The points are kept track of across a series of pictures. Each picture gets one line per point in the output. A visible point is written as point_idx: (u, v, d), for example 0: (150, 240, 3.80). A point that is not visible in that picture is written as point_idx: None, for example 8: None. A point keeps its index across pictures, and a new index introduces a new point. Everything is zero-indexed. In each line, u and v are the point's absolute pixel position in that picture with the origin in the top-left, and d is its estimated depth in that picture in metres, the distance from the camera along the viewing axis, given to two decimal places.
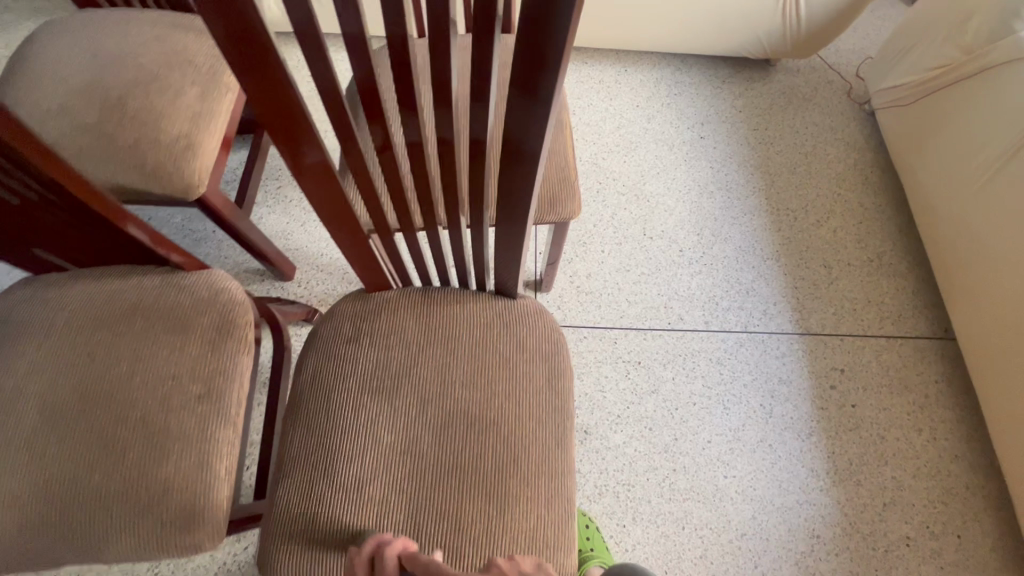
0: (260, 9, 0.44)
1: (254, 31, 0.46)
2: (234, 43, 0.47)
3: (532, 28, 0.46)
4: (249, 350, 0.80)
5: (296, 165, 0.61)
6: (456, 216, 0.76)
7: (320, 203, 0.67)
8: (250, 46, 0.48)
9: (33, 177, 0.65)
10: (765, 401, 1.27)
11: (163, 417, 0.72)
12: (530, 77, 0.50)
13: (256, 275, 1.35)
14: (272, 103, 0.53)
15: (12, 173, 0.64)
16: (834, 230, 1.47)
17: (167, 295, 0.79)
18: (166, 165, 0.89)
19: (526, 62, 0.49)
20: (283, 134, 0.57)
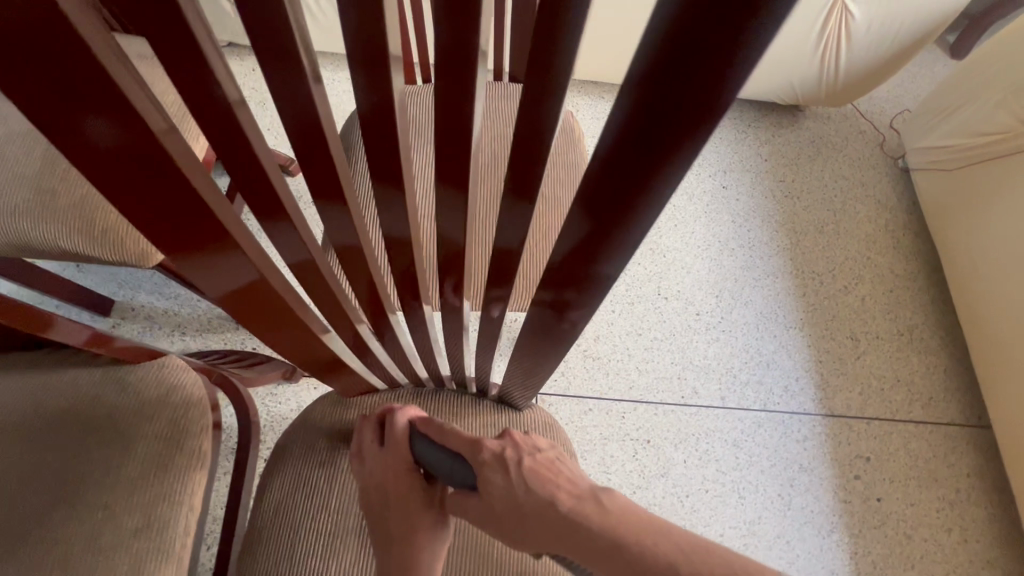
0: (149, 120, 0.28)
1: (145, 150, 0.29)
2: (136, 187, 0.32)
3: (619, 154, 0.30)
4: (205, 466, 0.67)
5: (238, 304, 0.47)
6: (459, 321, 0.64)
7: (273, 332, 0.53)
8: (139, 166, 0.31)
9: None
10: (783, 491, 1.16)
11: (90, 559, 0.59)
12: (600, 211, 0.34)
13: (230, 322, 1.22)
14: (197, 251, 0.38)
15: None
16: (862, 298, 1.36)
17: (105, 398, 0.66)
18: (118, 228, 0.76)
19: (596, 196, 0.33)
20: (218, 278, 0.42)
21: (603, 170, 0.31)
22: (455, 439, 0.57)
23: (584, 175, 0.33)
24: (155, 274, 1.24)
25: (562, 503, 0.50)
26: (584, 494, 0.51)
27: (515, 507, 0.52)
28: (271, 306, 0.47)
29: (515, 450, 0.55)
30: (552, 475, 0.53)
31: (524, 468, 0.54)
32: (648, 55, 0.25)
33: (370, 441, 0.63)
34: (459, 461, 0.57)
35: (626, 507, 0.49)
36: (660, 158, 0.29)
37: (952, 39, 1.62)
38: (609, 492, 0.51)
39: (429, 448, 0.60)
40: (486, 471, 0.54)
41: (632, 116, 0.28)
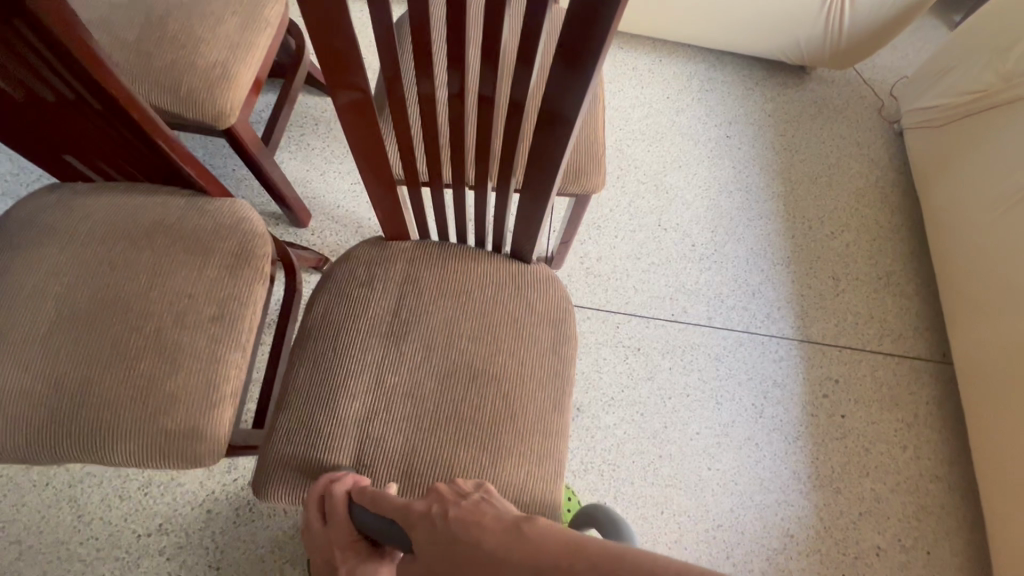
0: None
1: None
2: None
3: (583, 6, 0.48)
4: (264, 281, 0.81)
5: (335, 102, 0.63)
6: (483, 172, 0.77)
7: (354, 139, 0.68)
8: None
9: (80, 79, 0.66)
10: (756, 402, 1.29)
11: (177, 332, 0.73)
12: (571, 54, 0.53)
13: (271, 219, 1.36)
14: (319, 28, 0.54)
15: (62, 72, 0.65)
16: (846, 243, 1.47)
17: (190, 217, 0.80)
18: (199, 92, 0.90)
19: (569, 42, 0.52)
20: (329, 64, 0.58)
21: (574, 18, 0.50)
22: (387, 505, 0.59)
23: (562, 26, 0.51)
24: (217, 143, 1.42)
25: (487, 543, 0.47)
26: (508, 527, 0.48)
27: (448, 562, 0.49)
28: (354, 102, 0.62)
29: (441, 503, 0.54)
30: (477, 515, 0.50)
31: (449, 516, 0.51)
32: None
33: (313, 519, 0.66)
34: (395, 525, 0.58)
35: (551, 533, 0.46)
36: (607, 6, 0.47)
37: (958, 17, 1.72)
38: (532, 520, 0.47)
39: (362, 517, 0.62)
40: (417, 529, 0.54)
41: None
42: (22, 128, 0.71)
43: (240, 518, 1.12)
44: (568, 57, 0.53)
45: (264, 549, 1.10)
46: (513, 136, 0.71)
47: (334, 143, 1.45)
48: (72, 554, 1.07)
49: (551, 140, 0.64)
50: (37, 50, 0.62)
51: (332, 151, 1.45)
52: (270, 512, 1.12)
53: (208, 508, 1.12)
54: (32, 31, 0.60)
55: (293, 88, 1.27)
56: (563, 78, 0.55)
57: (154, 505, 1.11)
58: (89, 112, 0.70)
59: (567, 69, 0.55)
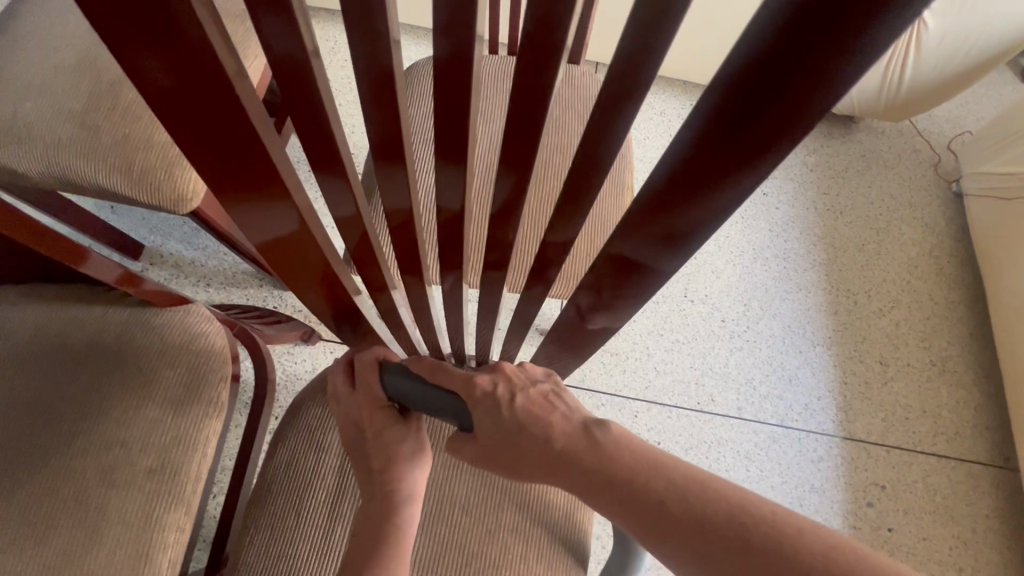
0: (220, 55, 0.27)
1: (217, 91, 0.29)
2: (203, 132, 0.32)
3: (673, 181, 0.32)
4: (220, 417, 0.67)
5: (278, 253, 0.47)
6: (489, 300, 0.62)
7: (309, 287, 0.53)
8: (212, 108, 0.30)
9: None
10: (791, 509, 1.14)
11: (103, 494, 0.60)
12: (642, 228, 0.37)
13: (253, 280, 1.22)
14: (249, 194, 0.38)
15: None
16: (897, 321, 1.31)
17: (131, 339, 0.66)
18: (156, 172, 0.76)
19: (642, 215, 0.36)
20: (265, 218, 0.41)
21: (654, 192, 0.34)
22: (446, 375, 0.53)
23: (634, 196, 0.35)
24: None
25: (558, 442, 0.47)
26: (579, 431, 0.47)
27: (514, 443, 0.49)
28: (309, 261, 0.47)
29: (509, 387, 0.52)
30: (549, 411, 0.49)
31: (518, 403, 0.50)
32: (718, 94, 0.27)
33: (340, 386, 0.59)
34: (450, 397, 0.52)
35: (623, 444, 0.45)
36: (711, 186, 0.31)
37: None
38: (606, 427, 0.47)
39: (405, 383, 0.55)
40: (479, 407, 0.51)
41: (695, 151, 0.30)
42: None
43: None
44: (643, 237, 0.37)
45: None
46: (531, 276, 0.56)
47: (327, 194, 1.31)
48: None
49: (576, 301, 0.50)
50: None
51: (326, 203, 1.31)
52: None
53: None
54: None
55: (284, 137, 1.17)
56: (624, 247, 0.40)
57: None
58: None
59: (636, 242, 0.38)
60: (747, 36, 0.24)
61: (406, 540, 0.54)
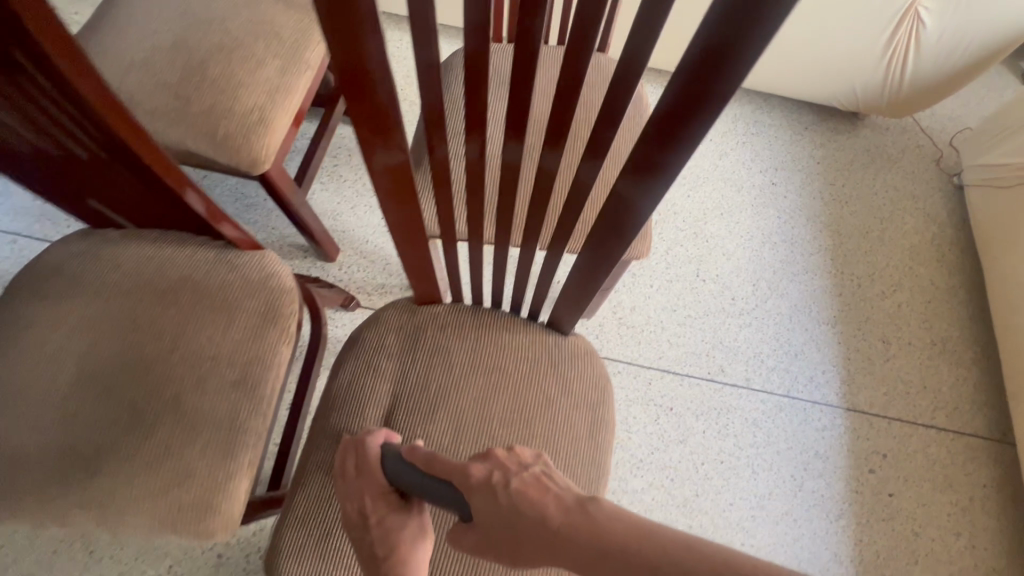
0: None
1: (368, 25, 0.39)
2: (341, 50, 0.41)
3: (682, 92, 0.41)
4: (289, 343, 0.77)
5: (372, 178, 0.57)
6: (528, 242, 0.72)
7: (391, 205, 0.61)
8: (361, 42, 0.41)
9: (104, 138, 0.61)
10: (796, 473, 1.21)
11: (199, 399, 0.70)
12: (660, 142, 0.46)
13: (299, 253, 1.34)
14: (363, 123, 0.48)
15: (84, 130, 0.60)
16: (899, 304, 1.38)
17: (217, 273, 0.77)
18: (236, 138, 0.88)
19: (659, 127, 0.45)
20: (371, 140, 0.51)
21: (668, 106, 0.43)
22: (444, 466, 0.57)
23: (653, 110, 0.44)
24: (247, 183, 1.39)
25: (554, 521, 0.53)
26: (573, 508, 0.53)
27: (509, 527, 0.54)
28: (397, 178, 0.56)
29: (503, 471, 0.56)
30: (543, 492, 0.55)
31: (512, 487, 0.55)
32: (716, 17, 0.36)
33: (347, 470, 0.64)
34: (447, 488, 0.57)
35: (613, 516, 0.52)
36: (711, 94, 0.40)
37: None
38: (598, 502, 0.53)
39: (405, 471, 0.60)
40: (474, 494, 0.55)
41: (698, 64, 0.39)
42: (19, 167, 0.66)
43: (250, 566, 1.08)
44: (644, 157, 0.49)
45: None
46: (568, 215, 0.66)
47: (366, 177, 1.42)
48: None
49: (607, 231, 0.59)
50: (63, 107, 0.57)
51: (365, 185, 1.42)
52: None
53: (219, 553, 1.09)
54: (39, 72, 0.54)
55: (333, 121, 1.29)
56: (645, 162, 0.49)
57: (164, 547, 1.08)
58: (114, 166, 0.65)
59: (644, 165, 0.49)
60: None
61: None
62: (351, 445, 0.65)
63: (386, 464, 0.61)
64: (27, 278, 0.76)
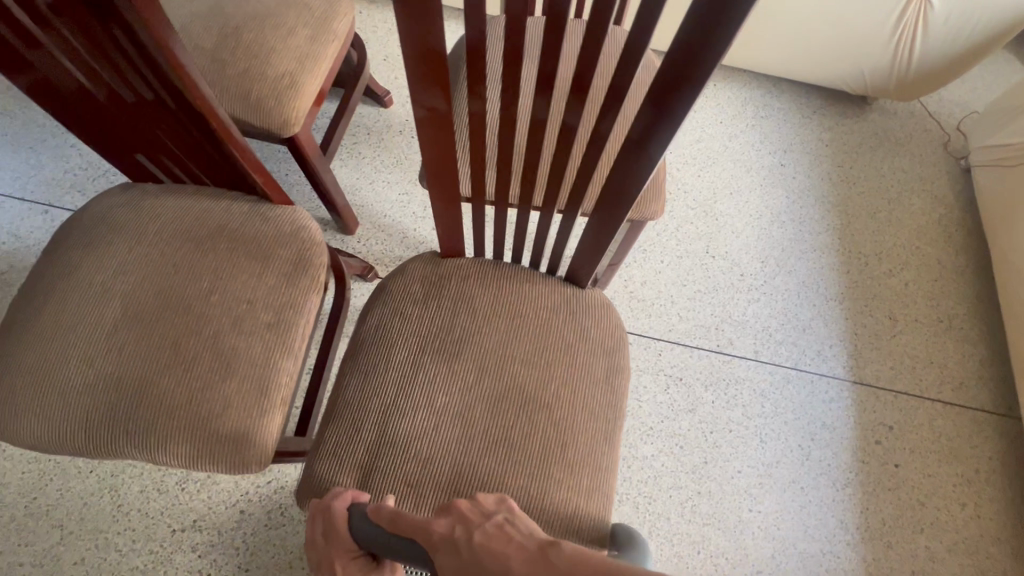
0: None
1: None
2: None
3: (685, 47, 0.45)
4: (318, 292, 0.81)
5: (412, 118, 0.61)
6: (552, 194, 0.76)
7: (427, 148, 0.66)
8: None
9: (161, 83, 0.65)
10: (803, 443, 1.23)
11: (236, 338, 0.74)
12: (668, 91, 0.50)
13: (320, 225, 1.38)
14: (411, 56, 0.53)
15: (144, 75, 0.64)
16: (906, 282, 1.41)
17: (252, 224, 0.81)
18: (268, 101, 0.92)
19: (664, 81, 0.49)
20: (415, 78, 0.56)
21: (672, 59, 0.47)
22: (409, 525, 0.60)
23: (664, 57, 0.47)
24: (274, 147, 1.44)
25: (518, 569, 0.52)
26: (535, 555, 0.53)
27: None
28: (438, 123, 0.61)
29: (465, 524, 0.57)
30: (504, 543, 0.55)
31: (476, 541, 0.55)
32: None
33: (316, 537, 0.66)
34: (416, 546, 0.59)
35: (578, 562, 0.51)
36: (710, 50, 0.44)
37: None
38: (558, 547, 0.52)
39: (375, 533, 0.62)
40: (438, 550, 0.57)
41: (698, 21, 0.42)
42: (81, 115, 0.71)
43: (271, 522, 1.12)
44: (657, 100, 0.51)
45: (294, 554, 1.10)
46: (589, 165, 0.69)
47: (385, 154, 1.47)
48: (110, 543, 1.08)
49: (626, 176, 0.63)
50: (126, 51, 0.62)
51: (383, 161, 1.46)
52: (300, 518, 1.12)
53: (241, 509, 1.12)
54: (110, 14, 0.58)
55: (355, 97, 1.33)
56: (651, 117, 0.53)
57: (189, 502, 1.12)
58: (166, 113, 0.70)
59: (657, 109, 0.52)
60: None
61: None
62: (317, 511, 0.67)
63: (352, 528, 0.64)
64: (72, 226, 0.80)
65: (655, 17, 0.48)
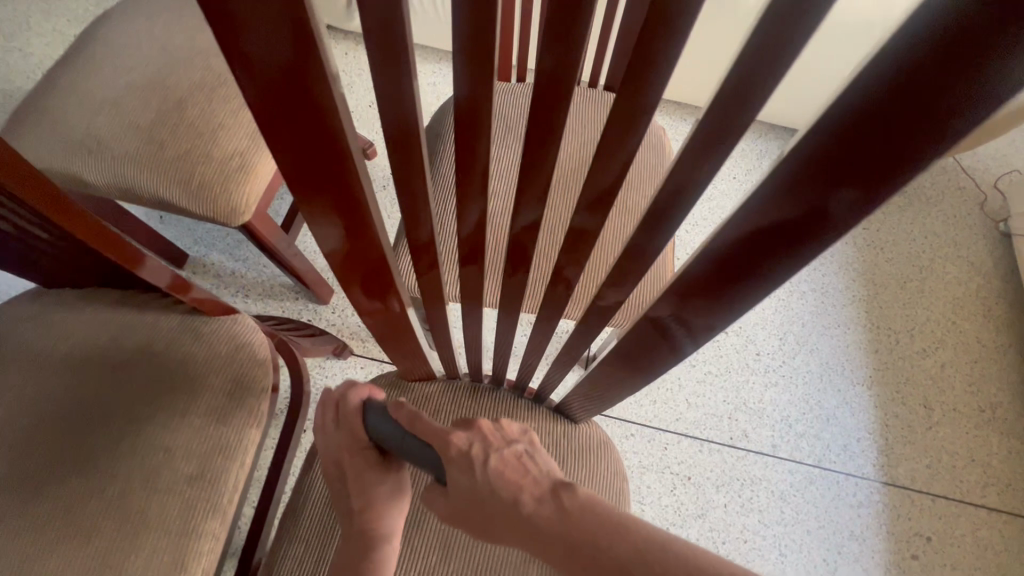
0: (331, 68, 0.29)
1: (313, 99, 0.30)
2: (287, 134, 0.33)
3: (752, 223, 0.32)
4: (259, 425, 0.68)
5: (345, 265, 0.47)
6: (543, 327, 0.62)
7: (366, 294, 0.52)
8: (306, 117, 0.32)
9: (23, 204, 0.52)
10: (828, 557, 1.08)
11: (147, 495, 0.61)
12: (715, 269, 0.36)
13: (290, 292, 1.25)
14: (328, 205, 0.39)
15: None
16: (941, 363, 1.26)
17: (181, 344, 0.68)
18: (214, 186, 0.79)
19: (710, 260, 0.36)
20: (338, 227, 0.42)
21: (726, 238, 0.34)
22: (424, 426, 0.49)
23: (716, 231, 0.33)
24: (231, 236, 1.29)
25: (525, 507, 0.47)
26: (546, 495, 0.47)
27: (478, 502, 0.48)
28: (377, 270, 0.47)
29: (485, 445, 0.49)
30: (521, 475, 0.49)
31: (491, 466, 0.48)
32: (839, 116, 0.25)
33: (327, 418, 0.58)
34: (427, 449, 0.49)
35: (592, 510, 0.46)
36: (798, 220, 0.31)
37: None
38: (573, 490, 0.47)
39: (388, 426, 0.53)
40: (451, 466, 0.48)
41: (792, 179, 0.29)
42: None
43: None
44: (694, 276, 0.38)
45: None
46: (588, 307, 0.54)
47: None
48: None
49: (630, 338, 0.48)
50: None
51: None
52: None
53: None
54: None
55: None
56: None
57: None
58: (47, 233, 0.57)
59: (697, 286, 0.38)
60: (847, 97, 0.24)
61: (384, 558, 0.57)
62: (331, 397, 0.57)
63: (366, 417, 0.54)
64: None
65: (673, 185, 0.34)
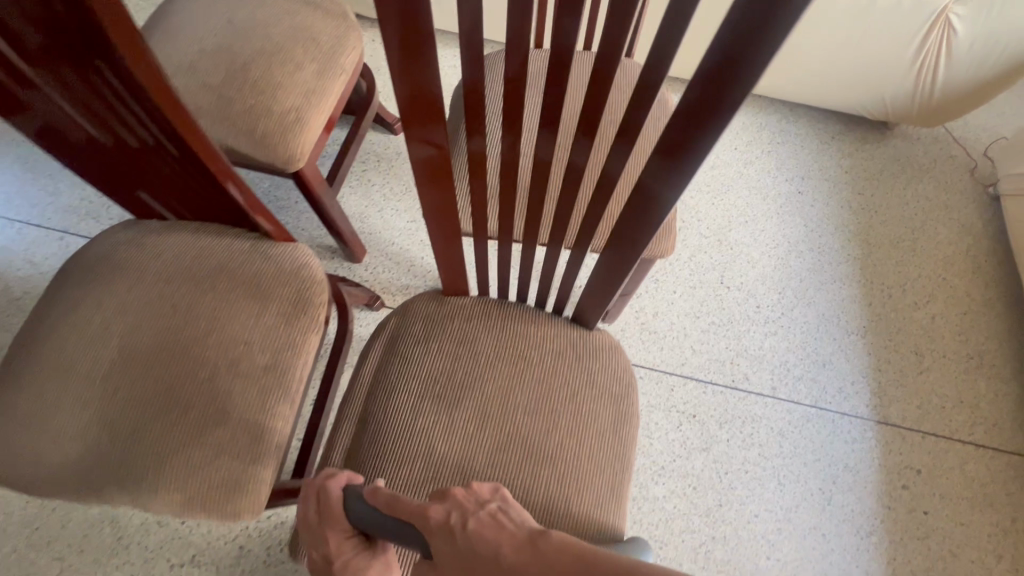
0: None
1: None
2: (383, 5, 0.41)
3: (698, 101, 0.40)
4: (318, 330, 0.79)
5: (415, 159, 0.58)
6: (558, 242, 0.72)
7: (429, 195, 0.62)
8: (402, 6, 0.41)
9: (156, 122, 0.63)
10: (823, 486, 1.17)
11: (231, 380, 0.73)
12: (676, 147, 0.45)
13: (327, 253, 1.37)
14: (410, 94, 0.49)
15: (140, 116, 0.63)
16: (932, 315, 1.34)
17: (253, 261, 0.80)
18: (274, 136, 0.91)
19: (671, 139, 0.45)
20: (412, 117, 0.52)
21: (682, 116, 0.42)
22: (403, 507, 0.52)
23: (675, 107, 0.42)
24: (282, 182, 1.45)
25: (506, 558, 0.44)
26: (525, 544, 0.44)
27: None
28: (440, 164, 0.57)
29: (460, 512, 0.48)
30: (496, 532, 0.46)
31: (468, 529, 0.47)
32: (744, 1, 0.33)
33: (311, 514, 0.60)
34: (412, 529, 0.51)
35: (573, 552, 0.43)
36: (730, 94, 0.38)
37: None
38: (548, 534, 0.44)
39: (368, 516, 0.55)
40: (433, 538, 0.48)
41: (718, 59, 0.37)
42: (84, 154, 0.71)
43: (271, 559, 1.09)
44: (666, 154, 0.46)
45: None
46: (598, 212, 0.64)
47: (394, 181, 1.46)
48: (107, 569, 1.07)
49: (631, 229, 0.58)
50: (120, 90, 0.60)
51: (392, 189, 1.46)
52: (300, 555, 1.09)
53: (239, 545, 1.10)
54: (105, 62, 0.57)
55: (364, 125, 1.33)
56: (658, 171, 0.48)
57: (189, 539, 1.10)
58: (164, 154, 0.69)
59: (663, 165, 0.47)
60: None
61: None
62: (314, 489, 0.60)
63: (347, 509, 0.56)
64: (75, 265, 0.80)
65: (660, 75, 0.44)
